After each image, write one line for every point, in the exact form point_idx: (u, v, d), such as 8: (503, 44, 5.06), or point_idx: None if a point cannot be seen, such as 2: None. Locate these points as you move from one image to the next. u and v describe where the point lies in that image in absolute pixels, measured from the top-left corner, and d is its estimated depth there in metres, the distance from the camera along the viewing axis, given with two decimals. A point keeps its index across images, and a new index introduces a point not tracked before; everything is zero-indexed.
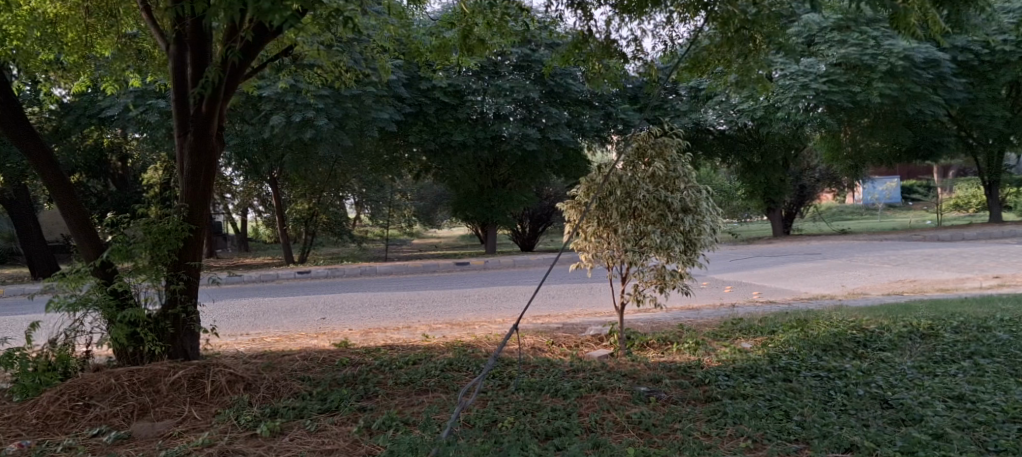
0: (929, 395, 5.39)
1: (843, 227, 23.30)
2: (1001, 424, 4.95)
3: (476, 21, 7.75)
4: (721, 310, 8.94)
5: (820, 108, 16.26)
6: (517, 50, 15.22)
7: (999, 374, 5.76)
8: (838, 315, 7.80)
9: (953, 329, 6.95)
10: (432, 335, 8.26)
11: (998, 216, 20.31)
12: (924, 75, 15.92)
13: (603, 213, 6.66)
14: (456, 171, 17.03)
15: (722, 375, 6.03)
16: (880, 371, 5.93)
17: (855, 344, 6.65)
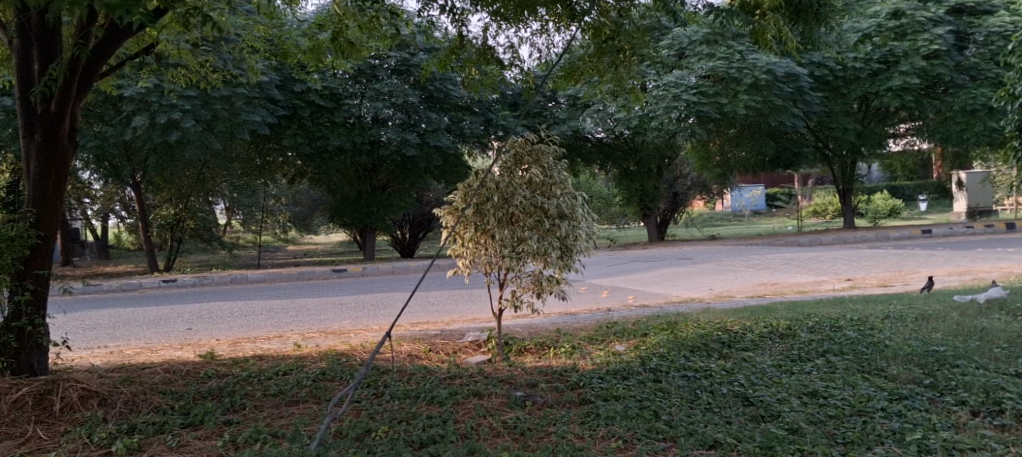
0: (786, 392, 5.66)
1: (713, 233, 24.20)
2: (850, 417, 5.23)
3: (349, 23, 7.60)
4: (597, 314, 9.13)
5: (691, 118, 16.85)
6: (394, 54, 15.09)
7: (848, 370, 6.10)
8: (706, 317, 8.11)
9: (809, 329, 7.33)
10: (305, 344, 8.06)
11: (850, 222, 21.60)
12: (785, 89, 16.76)
13: (480, 218, 6.66)
14: (332, 176, 16.72)
15: (596, 378, 6.15)
16: (743, 370, 6.19)
17: (720, 344, 6.92)
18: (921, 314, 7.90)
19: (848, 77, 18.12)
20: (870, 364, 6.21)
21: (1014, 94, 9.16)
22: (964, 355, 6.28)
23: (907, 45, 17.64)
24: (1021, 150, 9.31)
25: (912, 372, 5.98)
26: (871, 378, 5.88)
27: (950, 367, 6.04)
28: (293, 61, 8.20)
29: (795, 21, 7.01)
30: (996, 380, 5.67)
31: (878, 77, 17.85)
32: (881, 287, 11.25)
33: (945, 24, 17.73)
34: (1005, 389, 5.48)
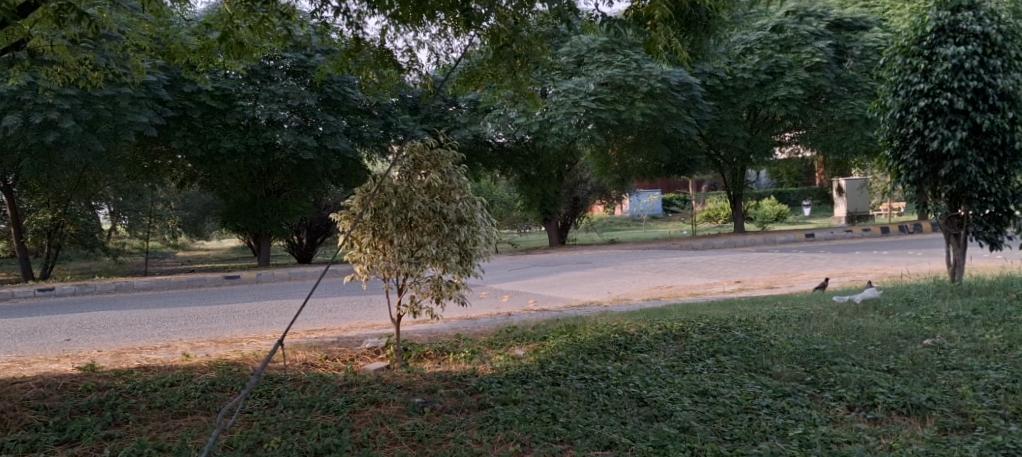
0: (678, 392, 5.81)
1: (612, 238, 24.66)
2: (738, 414, 5.41)
3: (240, 22, 7.38)
4: (497, 318, 9.16)
5: (590, 124, 17.13)
6: (289, 56, 14.79)
7: (736, 369, 6.32)
8: (604, 320, 8.24)
9: (701, 330, 7.56)
10: (194, 354, 7.81)
11: (740, 226, 22.37)
12: (678, 97, 17.24)
13: (378, 223, 6.59)
14: (225, 180, 16.25)
15: (494, 383, 6.17)
16: (637, 371, 6.33)
17: (617, 346, 7.05)
18: (804, 315, 8.25)
19: (736, 87, 18.78)
20: (757, 363, 6.44)
21: (887, 106, 9.71)
22: (843, 352, 6.59)
23: (791, 57, 18.44)
24: (894, 160, 9.84)
25: (794, 370, 6.23)
26: (757, 377, 6.10)
27: (829, 364, 6.33)
28: (182, 61, 7.93)
29: (686, 32, 7.24)
30: (872, 375, 5.97)
31: (765, 87, 18.57)
32: (768, 289, 11.69)
33: (825, 38, 18.62)
34: (878, 384, 5.77)
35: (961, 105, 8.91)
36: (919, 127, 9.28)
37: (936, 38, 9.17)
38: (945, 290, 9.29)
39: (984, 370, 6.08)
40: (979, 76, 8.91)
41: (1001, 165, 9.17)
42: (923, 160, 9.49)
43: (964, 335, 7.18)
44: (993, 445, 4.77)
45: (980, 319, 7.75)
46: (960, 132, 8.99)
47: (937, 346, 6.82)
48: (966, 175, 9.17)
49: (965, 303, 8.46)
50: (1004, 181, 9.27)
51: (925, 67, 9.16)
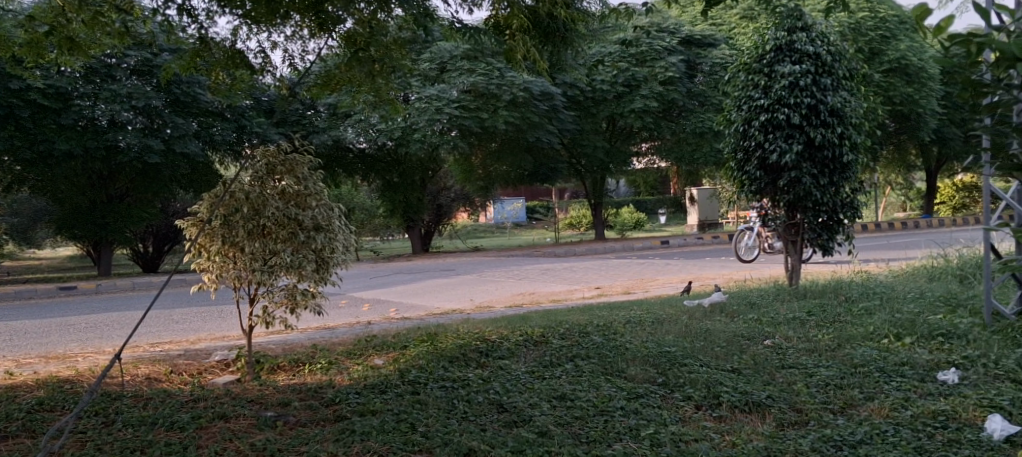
0: (537, 397, 5.89)
1: (476, 245, 24.76)
2: (593, 417, 5.52)
3: (75, 16, 6.94)
4: (356, 328, 9.02)
5: (453, 131, 17.17)
6: (134, 53, 14.08)
7: (593, 373, 6.46)
8: (466, 327, 8.26)
9: (560, 335, 7.70)
10: (22, 372, 7.28)
11: (600, 233, 22.96)
12: (540, 106, 17.55)
13: (228, 230, 6.35)
14: (60, 184, 15.26)
15: (352, 394, 6.06)
16: (498, 377, 6.38)
17: (477, 354, 7.07)
18: (657, 319, 8.56)
19: (596, 98, 19.27)
20: (612, 366, 6.61)
21: (732, 119, 10.20)
22: (691, 354, 6.88)
23: (645, 70, 19.14)
24: (738, 172, 10.32)
25: (647, 371, 6.44)
26: (613, 380, 6.26)
27: (680, 366, 6.57)
28: (7, 55, 7.37)
29: (544, 43, 7.38)
30: (717, 376, 6.25)
31: (622, 99, 19.16)
32: (624, 295, 12.04)
33: (677, 53, 19.43)
34: (723, 384, 6.05)
35: (797, 120, 9.49)
36: (760, 140, 9.81)
37: (774, 57, 9.74)
38: (785, 294, 9.84)
39: (816, 368, 6.48)
40: (812, 94, 9.54)
41: (832, 177, 9.83)
42: (764, 171, 10.03)
43: (800, 335, 7.64)
44: (824, 437, 5.02)
45: (815, 319, 8.27)
46: (796, 145, 9.57)
47: (776, 346, 7.22)
48: (802, 186, 9.76)
49: (802, 306, 8.99)
50: (835, 192, 9.93)
51: (765, 83, 9.71)
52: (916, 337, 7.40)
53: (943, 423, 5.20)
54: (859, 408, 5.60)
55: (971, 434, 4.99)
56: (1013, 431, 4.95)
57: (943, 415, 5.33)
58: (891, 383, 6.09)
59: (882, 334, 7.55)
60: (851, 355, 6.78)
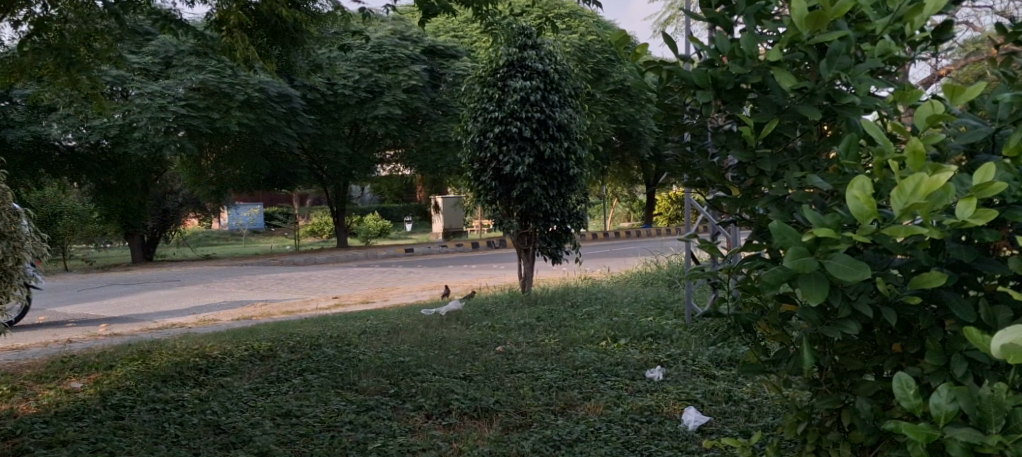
0: (259, 415, 5.64)
1: (208, 252, 23.43)
2: (318, 434, 5.35)
3: None
4: (53, 348, 8.17)
5: (179, 132, 16.14)
6: None
7: (322, 387, 6.30)
8: (184, 343, 7.76)
9: (289, 349, 7.46)
10: None
11: (342, 241, 22.58)
12: (278, 109, 16.92)
13: None
14: None
15: (38, 423, 5.46)
16: (217, 397, 6.03)
17: (197, 372, 6.67)
18: (393, 328, 8.54)
19: (337, 103, 18.90)
20: (342, 379, 6.49)
21: (467, 130, 10.41)
22: (424, 363, 6.91)
23: (387, 77, 19.15)
24: (473, 182, 10.54)
25: (379, 383, 6.38)
26: (342, 393, 6.14)
27: (412, 375, 6.58)
28: None
29: (272, 42, 7.12)
30: (448, 383, 6.32)
31: (364, 104, 18.97)
32: (361, 305, 11.90)
33: (419, 62, 19.65)
34: (453, 391, 6.13)
35: (528, 133, 9.88)
36: (495, 151, 10.08)
37: (507, 72, 10.06)
38: (516, 300, 10.23)
39: (542, 371, 6.77)
40: (541, 109, 9.99)
41: (560, 189, 10.39)
42: (499, 182, 10.34)
43: (529, 340, 7.95)
44: (544, 438, 5.22)
45: (543, 324, 8.65)
46: (527, 158, 9.95)
47: (506, 351, 7.47)
48: (533, 196, 10.19)
49: (530, 312, 9.37)
50: (562, 203, 10.51)
51: (498, 97, 10.01)
52: (630, 337, 7.98)
53: (649, 417, 5.63)
54: (577, 407, 5.91)
55: (670, 426, 5.44)
56: (705, 422, 5.46)
57: (648, 410, 5.77)
58: (607, 382, 6.50)
59: (601, 336, 8.06)
60: (573, 358, 7.17)
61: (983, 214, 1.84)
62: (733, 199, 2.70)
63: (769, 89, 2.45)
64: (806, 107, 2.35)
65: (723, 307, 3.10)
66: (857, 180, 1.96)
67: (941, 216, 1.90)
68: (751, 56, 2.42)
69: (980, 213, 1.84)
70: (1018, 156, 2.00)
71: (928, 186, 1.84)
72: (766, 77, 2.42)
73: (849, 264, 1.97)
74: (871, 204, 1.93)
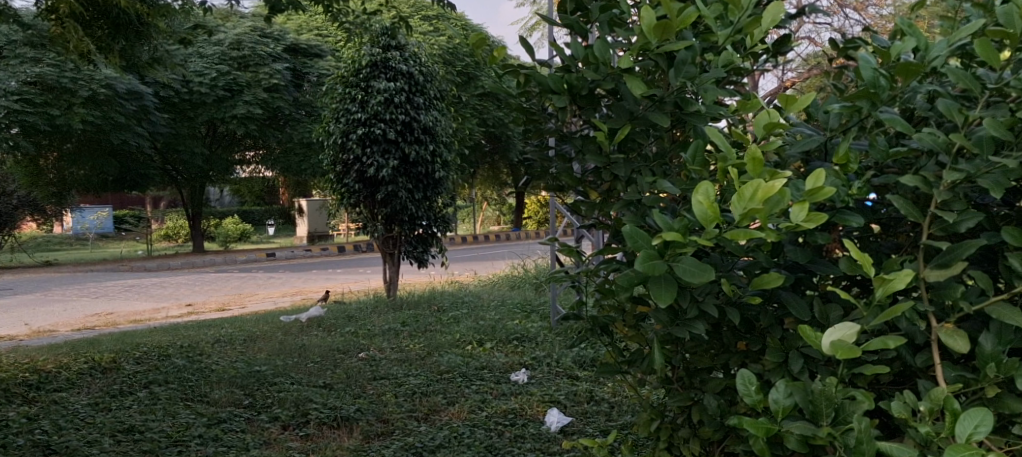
0: (98, 433, 5.30)
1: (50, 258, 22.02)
2: (165, 449, 5.06)
3: None
4: None
5: (14, 129, 15.09)
6: None
7: (170, 400, 6.02)
8: (14, 358, 7.25)
9: (134, 360, 7.11)
10: None
11: (199, 245, 21.71)
12: (127, 106, 16.08)
13: None
14: None
15: None
16: (49, 415, 5.65)
17: (26, 388, 6.25)
18: (248, 336, 8.27)
19: (193, 101, 18.15)
20: (192, 391, 6.22)
21: (330, 131, 10.19)
22: (282, 372, 6.71)
23: (246, 75, 18.57)
24: (335, 184, 10.32)
25: (232, 394, 6.16)
26: (192, 406, 5.88)
27: (269, 385, 6.38)
28: None
29: (114, 36, 6.77)
30: (307, 393, 6.16)
31: (222, 103, 18.30)
32: (217, 312, 11.43)
33: (282, 61, 19.15)
34: (312, 400, 5.98)
35: (392, 136, 9.78)
36: (358, 153, 9.91)
37: (369, 72, 9.89)
38: (381, 305, 10.10)
39: (406, 378, 6.70)
40: (406, 111, 9.93)
41: (425, 192, 10.36)
42: (362, 184, 10.16)
43: (393, 346, 7.86)
44: (406, 445, 5.15)
45: (408, 330, 8.58)
46: (391, 161, 9.85)
47: (369, 358, 7.36)
48: (398, 199, 10.10)
49: (395, 317, 9.27)
50: (428, 206, 10.48)
51: (361, 98, 9.84)
52: (496, 341, 8.01)
53: (512, 420, 5.66)
54: (441, 413, 5.88)
55: (534, 428, 5.49)
56: (567, 422, 5.55)
57: (512, 413, 5.81)
58: (471, 386, 6.50)
59: (466, 341, 8.06)
60: (438, 362, 7.14)
61: (815, 217, 1.89)
62: (590, 202, 2.72)
63: (621, 95, 2.47)
64: (656, 114, 2.38)
65: (585, 301, 3.14)
66: (701, 186, 1.97)
67: (778, 219, 1.95)
68: (604, 62, 2.43)
69: (813, 216, 1.90)
70: (847, 163, 2.10)
71: (765, 191, 1.88)
72: (619, 83, 2.43)
73: (696, 266, 1.98)
74: (715, 209, 1.94)
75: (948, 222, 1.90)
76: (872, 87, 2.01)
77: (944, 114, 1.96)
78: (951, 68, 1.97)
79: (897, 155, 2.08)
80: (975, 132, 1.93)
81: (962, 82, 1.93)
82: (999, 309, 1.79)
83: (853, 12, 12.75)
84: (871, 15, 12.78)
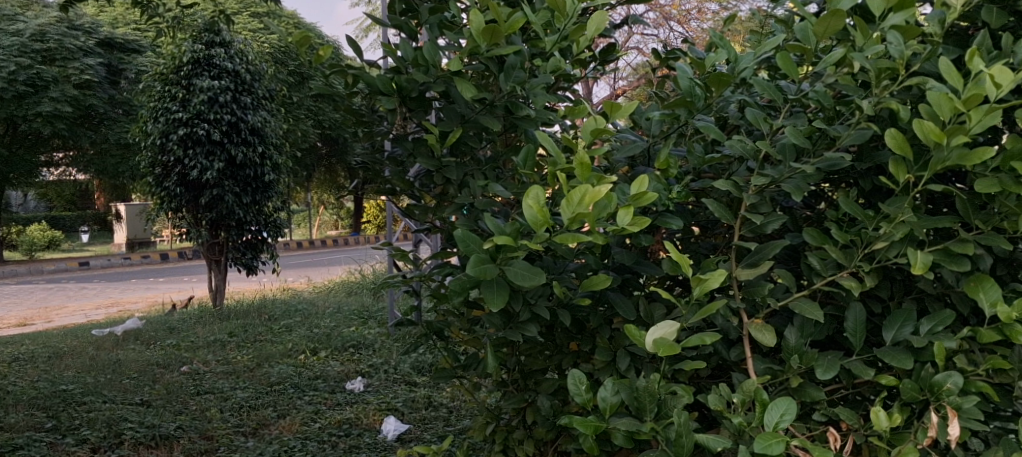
0: None
1: None
2: None
3: None
4: None
5: None
6: None
7: None
8: None
9: None
10: None
11: None
12: None
13: None
14: None
15: None
16: None
17: None
18: (55, 353, 7.71)
19: None
20: None
21: (147, 132, 9.63)
22: (92, 391, 6.29)
23: (53, 70, 17.19)
24: (154, 187, 9.75)
25: (33, 417, 5.67)
26: None
27: (76, 405, 5.96)
28: None
29: None
30: (120, 412, 5.79)
31: (24, 99, 16.86)
32: (18, 328, 10.59)
33: (93, 56, 18.00)
34: (127, 420, 5.62)
35: (217, 137, 9.40)
36: (179, 155, 9.43)
37: (191, 70, 9.45)
38: (206, 316, 9.65)
39: (232, 391, 6.43)
40: (231, 111, 9.58)
41: (254, 195, 10.02)
42: (184, 188, 9.67)
43: (218, 358, 7.54)
44: None
45: (236, 341, 8.25)
46: (217, 163, 9.46)
47: (192, 372, 7.02)
48: (224, 203, 9.71)
49: (222, 328, 8.89)
50: (257, 210, 10.13)
51: (183, 96, 9.38)
52: (330, 350, 7.85)
53: (347, 431, 5.55)
54: (270, 427, 5.69)
55: (370, 437, 5.41)
56: (404, 429, 5.52)
57: (347, 423, 5.71)
58: (304, 397, 6.34)
59: (299, 350, 7.84)
60: (267, 374, 6.90)
61: (639, 222, 1.92)
62: (423, 206, 2.68)
63: (453, 98, 2.45)
64: (487, 117, 2.38)
65: (419, 307, 3.11)
66: (531, 189, 1.92)
67: (604, 223, 1.97)
68: (434, 65, 2.40)
69: (638, 220, 1.92)
70: (667, 169, 2.18)
71: (593, 198, 1.87)
72: (450, 86, 2.42)
73: (526, 270, 1.97)
74: (545, 213, 1.90)
75: (757, 224, 2.02)
76: (688, 96, 2.11)
77: (751, 123, 2.07)
78: (757, 80, 2.09)
79: (711, 162, 2.18)
80: (778, 140, 2.06)
81: (767, 93, 2.05)
82: (800, 304, 1.91)
83: (677, 25, 13.39)
84: (693, 28, 13.51)
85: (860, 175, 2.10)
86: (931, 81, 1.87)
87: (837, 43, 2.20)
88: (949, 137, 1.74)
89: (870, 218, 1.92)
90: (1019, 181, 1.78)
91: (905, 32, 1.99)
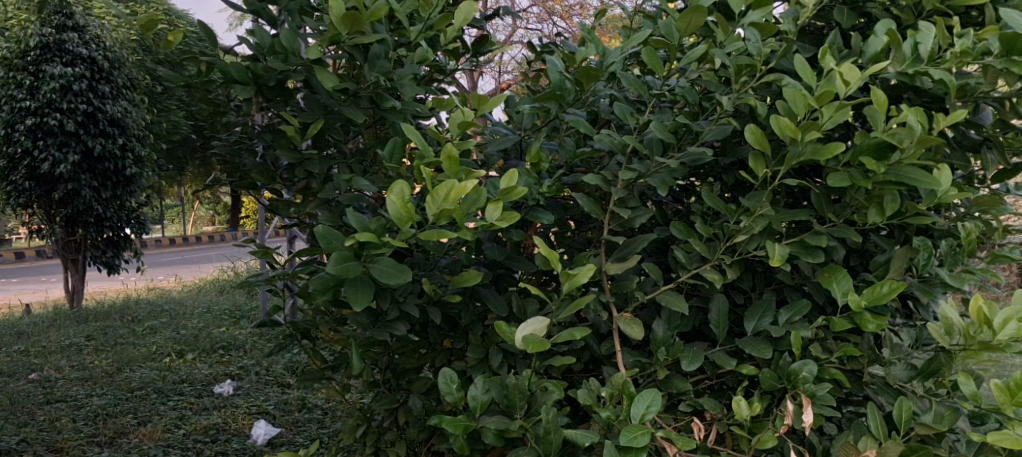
0: None
1: None
2: None
3: None
4: None
5: None
6: None
7: None
8: None
9: None
10: None
11: None
12: None
13: None
14: None
15: None
16: None
17: None
18: None
19: None
20: None
21: None
22: None
23: None
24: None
25: None
26: None
27: None
28: None
29: None
30: None
31: None
32: None
33: None
34: None
35: (71, 127, 8.91)
36: (27, 146, 8.90)
37: (40, 55, 8.88)
38: (61, 319, 9.13)
39: (86, 399, 6.11)
40: (88, 100, 9.05)
41: (114, 190, 9.56)
42: (34, 182, 9.16)
43: (73, 364, 7.13)
44: None
45: (93, 344, 7.84)
46: (71, 155, 8.98)
47: (41, 379, 6.63)
48: (80, 197, 9.26)
49: (80, 331, 8.44)
50: (118, 206, 9.69)
51: (30, 84, 8.82)
52: (198, 351, 7.58)
53: (213, 437, 5.36)
54: (130, 435, 5.42)
55: (238, 443, 5.24)
56: (276, 433, 5.38)
57: (214, 429, 5.50)
58: (168, 403, 6.07)
59: (163, 352, 7.51)
60: (128, 379, 6.58)
61: (508, 216, 1.89)
62: (290, 202, 2.59)
63: (315, 88, 2.37)
64: (351, 108, 2.31)
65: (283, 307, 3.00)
66: (395, 184, 1.87)
67: (471, 218, 1.94)
68: (293, 52, 2.32)
69: (506, 215, 1.89)
70: (538, 162, 2.18)
71: (458, 193, 1.83)
72: (311, 75, 2.34)
73: (392, 267, 1.92)
74: (409, 209, 1.86)
75: (625, 218, 2.04)
76: (558, 90, 2.11)
77: (619, 118, 2.09)
78: (623, 75, 2.12)
79: (582, 155, 2.19)
80: (645, 134, 2.09)
81: (633, 88, 2.08)
82: (667, 297, 1.94)
83: (560, 20, 13.49)
84: (576, 24, 13.64)
85: (724, 168, 2.16)
86: (787, 78, 1.92)
87: (700, 39, 2.24)
88: (803, 133, 1.80)
89: (733, 211, 1.97)
90: (868, 174, 1.86)
91: (763, 29, 2.05)
